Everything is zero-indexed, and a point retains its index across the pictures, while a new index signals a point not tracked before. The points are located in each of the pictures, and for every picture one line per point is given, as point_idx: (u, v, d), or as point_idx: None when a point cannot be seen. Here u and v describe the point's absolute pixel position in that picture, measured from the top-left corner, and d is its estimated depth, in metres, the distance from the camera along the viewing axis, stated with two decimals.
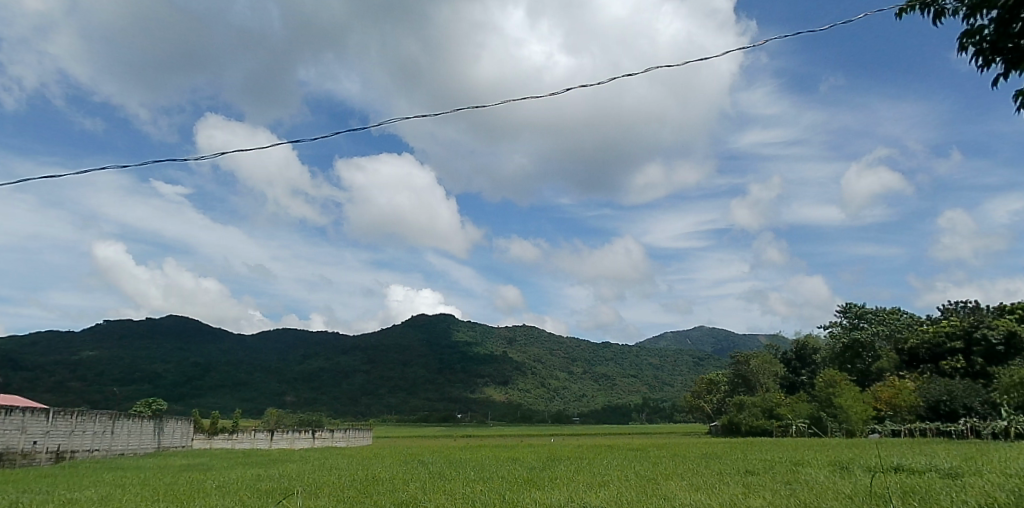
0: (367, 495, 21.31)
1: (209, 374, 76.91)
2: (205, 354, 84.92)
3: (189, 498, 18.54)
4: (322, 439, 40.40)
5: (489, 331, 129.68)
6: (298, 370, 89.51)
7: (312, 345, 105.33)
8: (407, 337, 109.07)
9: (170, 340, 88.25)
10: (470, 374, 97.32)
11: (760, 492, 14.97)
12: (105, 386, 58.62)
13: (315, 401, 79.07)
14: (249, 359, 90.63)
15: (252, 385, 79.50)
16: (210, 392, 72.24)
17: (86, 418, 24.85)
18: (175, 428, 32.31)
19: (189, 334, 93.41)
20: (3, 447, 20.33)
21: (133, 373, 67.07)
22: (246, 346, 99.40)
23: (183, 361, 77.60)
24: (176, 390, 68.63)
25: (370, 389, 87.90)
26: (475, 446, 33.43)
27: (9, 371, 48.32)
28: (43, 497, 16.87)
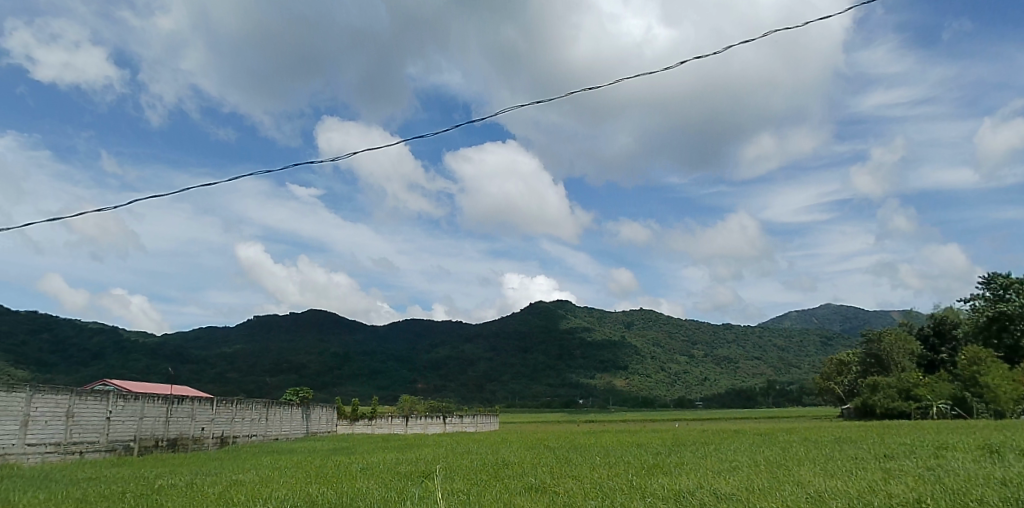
0: (498, 479, 21.91)
1: (347, 363, 81.82)
2: (342, 345, 90.42)
3: (337, 480, 19.96)
4: (452, 425, 41.93)
5: (605, 316, 129.24)
6: (426, 358, 93.38)
7: (438, 334, 109.47)
8: (526, 323, 110.51)
9: (311, 332, 94.63)
10: (590, 360, 97.34)
11: (902, 477, 13.97)
12: (258, 376, 63.74)
13: (443, 388, 82.44)
14: (381, 348, 95.53)
15: (385, 373, 83.60)
16: (349, 381, 76.87)
17: (245, 406, 27.07)
18: (321, 415, 34.55)
19: (328, 326, 99.89)
20: (177, 434, 23.02)
21: (282, 364, 72.72)
22: (379, 335, 104.84)
23: (325, 352, 83.05)
24: (320, 379, 73.74)
25: (494, 376, 90.41)
26: (599, 431, 33.48)
27: (180, 363, 53.63)
28: (213, 478, 18.63)
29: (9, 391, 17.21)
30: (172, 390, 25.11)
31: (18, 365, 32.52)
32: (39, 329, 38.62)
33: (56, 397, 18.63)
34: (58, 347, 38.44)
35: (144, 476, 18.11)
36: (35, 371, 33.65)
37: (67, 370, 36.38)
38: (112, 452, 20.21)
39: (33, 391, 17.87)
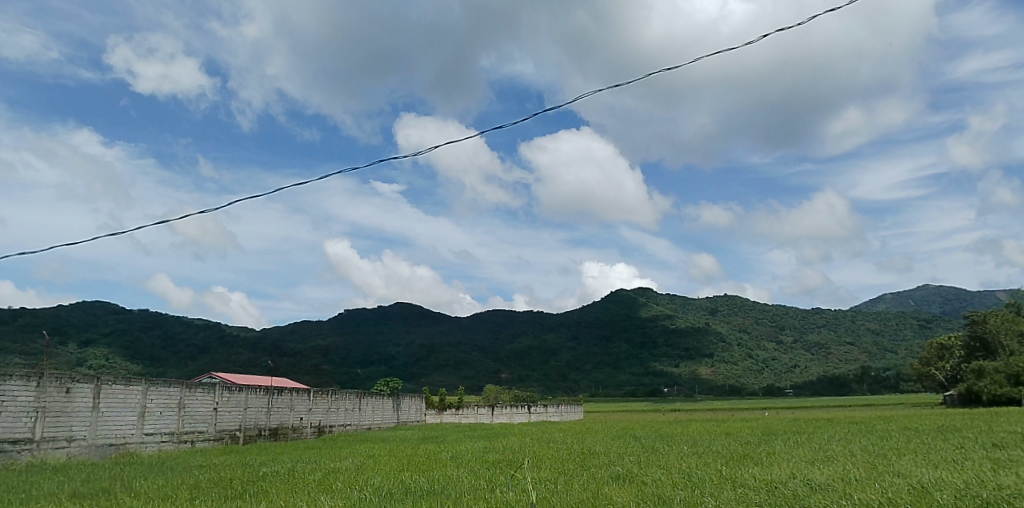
0: (585, 468, 21.89)
1: (433, 354, 83.80)
2: (427, 337, 92.67)
3: (429, 468, 20.51)
4: (537, 414, 42.19)
5: (688, 303, 126.70)
6: (509, 348, 94.41)
7: (520, 324, 110.26)
8: (606, 310, 109.58)
9: (396, 324, 97.44)
10: (673, 347, 95.72)
11: (1013, 468, 13.01)
12: (350, 368, 66.25)
13: (526, 378, 83.14)
14: (465, 338, 97.26)
15: (470, 363, 84.90)
16: (436, 371, 78.59)
17: (340, 397, 28.15)
18: (411, 405, 35.54)
19: (413, 318, 102.58)
20: (279, 423, 24.24)
21: (371, 356, 75.26)
22: (462, 326, 106.62)
23: (411, 344, 85.33)
24: (408, 370, 75.91)
25: (577, 365, 90.40)
26: (686, 420, 32.82)
27: (279, 356, 56.37)
28: (312, 465, 19.48)
29: (126, 383, 18.96)
30: (271, 382, 26.33)
31: (135, 360, 35.02)
32: (151, 326, 41.46)
33: (168, 390, 20.16)
34: (169, 342, 41.09)
35: (249, 464, 19.11)
36: (149, 366, 36.09)
37: (177, 364, 38.82)
38: (219, 441, 21.55)
39: (147, 384, 19.51)
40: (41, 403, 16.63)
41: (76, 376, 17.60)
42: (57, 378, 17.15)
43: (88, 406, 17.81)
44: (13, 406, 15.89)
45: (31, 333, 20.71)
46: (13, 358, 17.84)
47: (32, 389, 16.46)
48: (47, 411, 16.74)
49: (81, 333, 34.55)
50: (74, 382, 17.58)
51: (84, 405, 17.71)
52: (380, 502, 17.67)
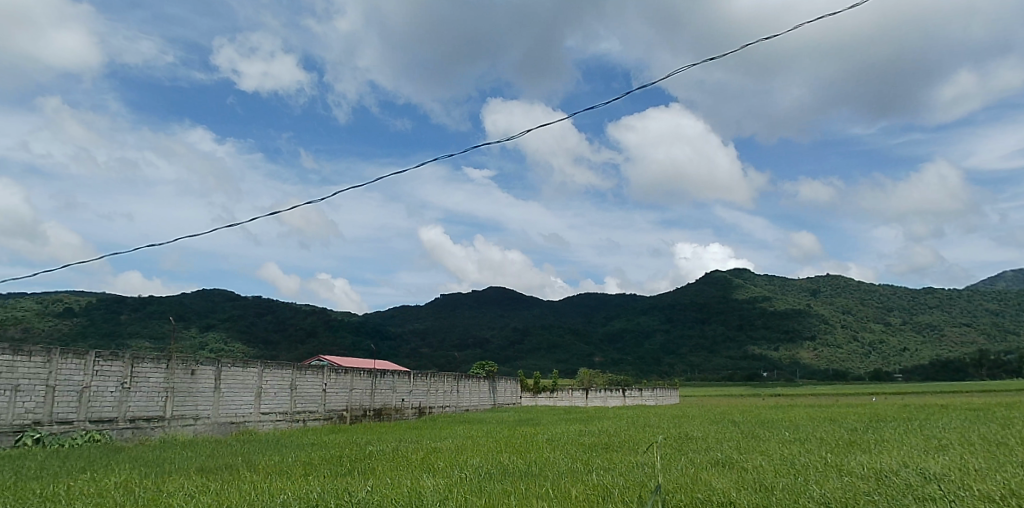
0: (682, 453, 21.52)
1: (528, 337, 84.65)
2: (521, 320, 93.74)
3: (526, 450, 20.81)
4: (632, 398, 41.86)
5: (787, 284, 121.72)
6: (601, 332, 93.99)
7: (612, 308, 109.50)
8: (700, 292, 106.94)
9: (489, 309, 99.08)
10: (772, 330, 92.35)
11: None
12: (448, 351, 68.03)
13: (620, 362, 82.49)
14: (557, 322, 97.61)
15: (563, 347, 85.03)
16: (530, 354, 79.27)
17: (438, 379, 28.91)
18: (506, 387, 36.04)
19: (505, 303, 103.99)
20: (382, 405, 25.22)
21: (467, 340, 76.96)
22: (554, 310, 107.01)
23: (505, 328, 86.55)
24: (502, 353, 77.12)
25: (672, 348, 88.88)
26: (787, 406, 31.62)
27: (381, 340, 58.59)
28: (414, 445, 20.15)
29: (243, 365, 20.25)
30: (374, 365, 27.37)
31: (251, 344, 37.31)
32: (263, 311, 43.89)
33: (281, 372, 21.36)
34: (281, 327, 43.52)
35: (356, 442, 19.94)
36: (264, 349, 38.39)
37: (289, 347, 41.08)
38: (328, 420, 22.65)
39: (262, 365, 20.75)
40: (170, 383, 18.30)
41: (200, 359, 19.09)
42: (183, 361, 18.70)
43: (211, 386, 19.25)
44: (145, 385, 17.76)
45: (159, 319, 22.45)
46: (145, 343, 19.51)
47: (163, 371, 18.17)
48: (176, 391, 18.36)
49: (202, 319, 37.22)
50: (198, 364, 19.05)
51: (207, 386, 19.17)
52: (480, 482, 18.09)
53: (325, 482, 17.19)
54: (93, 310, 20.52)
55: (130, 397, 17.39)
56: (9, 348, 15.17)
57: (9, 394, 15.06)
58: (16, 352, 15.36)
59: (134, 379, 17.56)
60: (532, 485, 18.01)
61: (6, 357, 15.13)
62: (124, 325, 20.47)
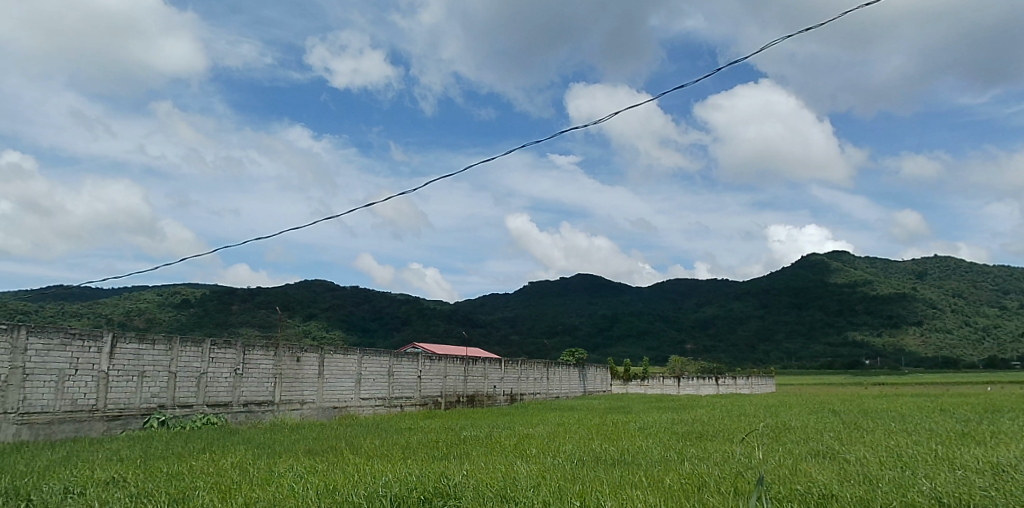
0: (780, 443, 20.81)
1: (616, 324, 84.12)
2: (610, 307, 93.20)
3: (618, 438, 20.71)
4: (725, 387, 40.80)
5: (890, 267, 114.90)
6: (692, 319, 92.04)
7: (704, 293, 106.90)
8: (795, 276, 102.67)
9: (576, 296, 99.15)
10: (875, 315, 87.60)
11: None
12: (537, 339, 68.65)
13: (714, 348, 80.38)
14: (647, 308, 96.36)
15: (653, 333, 83.99)
16: (620, 342, 78.78)
17: (528, 366, 29.12)
18: (596, 375, 35.95)
19: (593, 289, 103.66)
20: (475, 391, 25.72)
21: (557, 328, 77.41)
22: (642, 296, 105.73)
23: (594, 316, 86.32)
24: (592, 340, 77.12)
25: (767, 335, 85.97)
26: (892, 395, 29.99)
27: (472, 327, 59.76)
28: (507, 431, 20.44)
29: (344, 352, 21.07)
30: (465, 351, 27.90)
31: (350, 332, 38.96)
32: (361, 301, 45.54)
33: (379, 359, 22.12)
34: (377, 315, 45.12)
35: (451, 427, 20.43)
36: (362, 336, 39.97)
37: (385, 335, 42.55)
38: (424, 405, 23.32)
39: (361, 353, 21.53)
40: (278, 369, 19.33)
41: (304, 346, 20.03)
42: (290, 348, 19.68)
43: (314, 372, 20.19)
44: (257, 370, 18.84)
45: (266, 309, 23.69)
46: (254, 331, 20.69)
47: (271, 358, 19.19)
48: (283, 376, 19.38)
49: (305, 308, 39.18)
50: (303, 351, 19.99)
51: (311, 372, 20.11)
52: (573, 469, 18.12)
53: (423, 466, 17.71)
54: (207, 301, 21.91)
55: (243, 383, 18.52)
56: (134, 337, 16.52)
57: (136, 380, 16.49)
58: (141, 340, 16.70)
59: (246, 366, 18.67)
60: (625, 473, 17.90)
61: (133, 345, 16.51)
62: (235, 314, 21.76)
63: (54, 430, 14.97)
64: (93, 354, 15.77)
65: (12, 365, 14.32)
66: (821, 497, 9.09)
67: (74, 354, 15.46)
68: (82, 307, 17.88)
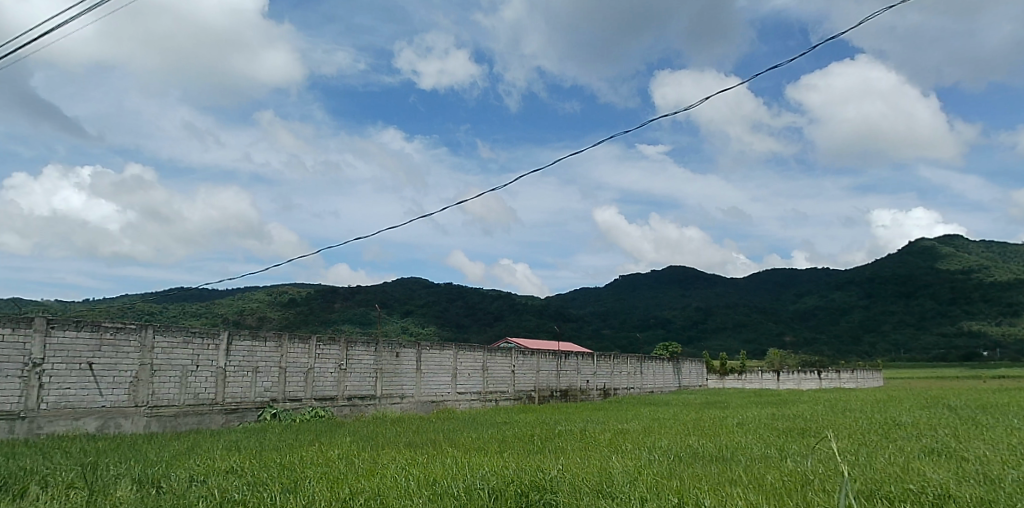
0: (890, 440, 19.66)
1: (711, 317, 82.20)
2: (705, 300, 91.38)
3: (715, 434, 20.20)
4: (829, 381, 38.94)
5: (1011, 251, 106.03)
6: (792, 310, 88.55)
7: (802, 284, 102.58)
8: (902, 264, 96.69)
9: (670, 290, 97.92)
10: (994, 304, 81.19)
11: None
12: (629, 332, 68.09)
13: (815, 340, 76.93)
14: (741, 300, 93.55)
15: (751, 326, 81.44)
16: (716, 334, 76.86)
17: (621, 361, 28.90)
18: (691, 369, 35.23)
19: (688, 282, 102.06)
20: (568, 386, 25.77)
21: (650, 322, 76.67)
22: (737, 288, 102.77)
23: (687, 309, 84.79)
24: (686, 333, 75.86)
25: (872, 326, 81.46)
26: (1016, 389, 27.67)
27: (563, 322, 59.95)
28: (601, 426, 20.35)
29: (440, 348, 21.56)
30: (558, 347, 27.98)
31: (445, 328, 39.98)
32: (455, 298, 46.65)
33: (474, 354, 22.51)
34: (470, 311, 46.06)
35: (545, 422, 20.54)
36: (457, 331, 40.90)
37: (479, 330, 43.34)
38: (518, 400, 23.58)
39: (456, 348, 21.97)
40: (379, 364, 20.01)
41: (402, 342, 20.63)
42: (389, 344, 20.34)
43: (413, 367, 20.77)
44: (359, 366, 19.59)
45: (366, 307, 24.60)
46: (355, 328, 21.50)
47: (372, 353, 19.87)
48: (384, 371, 20.06)
49: (402, 305, 40.63)
50: (401, 347, 20.60)
51: (410, 367, 20.70)
52: (670, 465, 17.79)
53: (519, 460, 17.87)
54: (312, 299, 22.96)
55: (346, 378, 19.28)
56: (248, 334, 17.53)
57: (251, 375, 17.51)
58: (254, 337, 17.69)
59: (349, 361, 19.42)
60: (724, 470, 17.41)
61: (247, 342, 17.52)
62: (337, 311, 22.74)
63: (180, 422, 16.12)
64: (212, 350, 16.85)
65: (141, 362, 15.53)
66: (937, 498, 8.52)
67: (195, 351, 16.57)
68: (200, 307, 19.17)
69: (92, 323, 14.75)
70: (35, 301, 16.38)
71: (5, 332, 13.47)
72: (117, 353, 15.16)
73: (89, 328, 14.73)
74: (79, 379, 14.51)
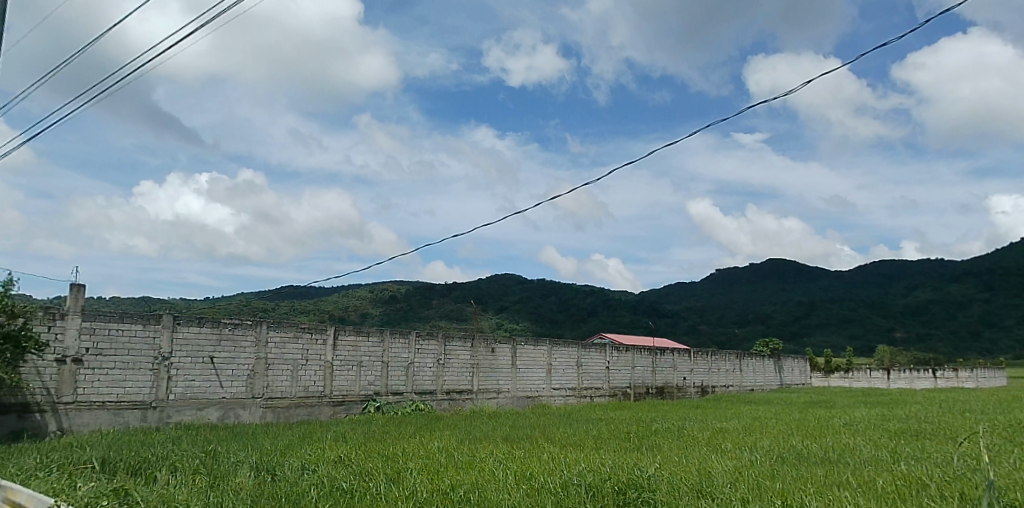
0: (1017, 444, 18.19)
1: (814, 312, 78.83)
2: (808, 294, 87.75)
3: (821, 434, 19.36)
4: (946, 380, 36.48)
5: None
6: (902, 304, 83.30)
7: (913, 277, 96.37)
8: None
9: (772, 284, 94.88)
10: None
11: None
12: (727, 328, 66.35)
13: (929, 336, 72.08)
14: (846, 294, 89.04)
15: (857, 322, 77.43)
16: (819, 330, 73.54)
17: (719, 357, 28.20)
18: (794, 366, 33.98)
19: (790, 276, 98.34)
20: (664, 383, 25.43)
21: (748, 318, 74.41)
22: (842, 282, 97.85)
23: (791, 304, 81.95)
24: (788, 329, 73.16)
25: (994, 321, 75.39)
26: None
27: (658, 317, 59.18)
28: (699, 424, 19.91)
29: (535, 343, 21.73)
30: (654, 343, 27.66)
31: (541, 324, 40.38)
32: (548, 293, 47.00)
33: (568, 350, 22.56)
34: (565, 307, 46.24)
35: (642, 419, 20.30)
36: (552, 327, 41.19)
37: (573, 325, 43.46)
38: (614, 397, 23.49)
39: (551, 344, 22.08)
40: (475, 360, 20.39)
41: (498, 338, 20.91)
42: (484, 339, 20.67)
43: (508, 363, 21.03)
44: (457, 361, 20.03)
45: (462, 303, 25.14)
46: (451, 324, 21.98)
47: (468, 349, 20.26)
48: (480, 366, 20.43)
49: (497, 301, 41.39)
50: (497, 343, 20.89)
51: (505, 363, 20.97)
52: (772, 466, 17.20)
53: (615, 457, 17.76)
54: (411, 296, 23.64)
55: (445, 372, 19.76)
56: (352, 330, 18.23)
57: (356, 369, 18.23)
58: (358, 333, 18.38)
59: (447, 357, 19.88)
60: (831, 473, 16.66)
61: (351, 338, 18.23)
62: (435, 308, 23.33)
63: (292, 413, 17.01)
64: (320, 345, 17.65)
65: (257, 357, 16.47)
66: None
67: (305, 347, 17.41)
68: (308, 304, 20.20)
69: (214, 319, 15.78)
70: (163, 299, 17.68)
71: (137, 328, 14.59)
72: (236, 347, 16.16)
73: (210, 324, 15.73)
74: (202, 372, 15.56)
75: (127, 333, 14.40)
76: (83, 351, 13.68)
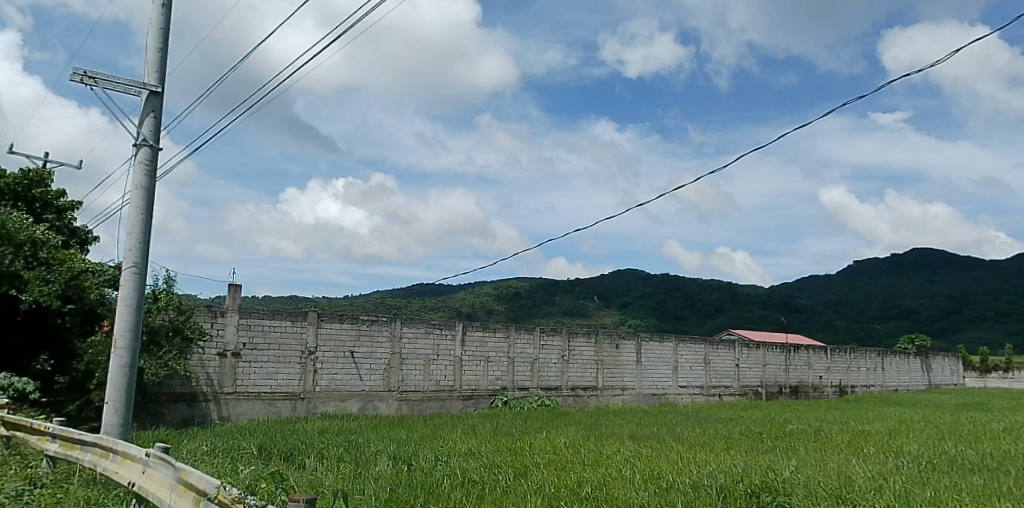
0: None
1: (967, 306, 72.49)
2: (959, 286, 80.50)
3: (977, 440, 17.81)
4: None
5: None
6: None
7: None
8: None
9: (918, 275, 88.16)
10: None
11: None
12: (867, 324, 62.33)
13: None
14: (1006, 285, 80.86)
15: (1019, 316, 70.03)
16: (972, 325, 67.27)
17: (859, 355, 26.62)
18: (944, 366, 31.48)
19: (938, 267, 90.74)
20: (799, 382, 24.37)
21: (890, 314, 69.60)
22: (1002, 272, 88.80)
23: (939, 297, 75.90)
24: (937, 324, 67.79)
25: None
26: None
27: (790, 313, 56.61)
28: (838, 427, 18.86)
29: (660, 339, 21.43)
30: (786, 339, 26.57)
31: (668, 321, 39.74)
32: (673, 289, 46.13)
33: (695, 347, 22.07)
34: (691, 302, 45.23)
35: (776, 420, 19.50)
36: (679, 324, 40.40)
37: (700, 321, 42.43)
38: (744, 396, 22.79)
39: (676, 340, 21.69)
40: (600, 356, 20.38)
41: (622, 334, 20.80)
42: (608, 335, 20.63)
43: (633, 360, 20.87)
44: (581, 357, 20.12)
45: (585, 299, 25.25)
46: (574, 320, 22.10)
47: (592, 345, 20.29)
48: (605, 363, 20.40)
49: (622, 298, 41.24)
50: (621, 338, 20.77)
51: (630, 360, 20.83)
52: (922, 473, 16.01)
53: (748, 458, 17.18)
54: (534, 293, 24.01)
55: (569, 368, 19.91)
56: (479, 326, 18.73)
57: (484, 364, 18.73)
58: (485, 328, 18.86)
59: (571, 353, 20.01)
60: (990, 482, 15.28)
61: (479, 333, 18.74)
62: (558, 304, 23.52)
63: (425, 406, 17.75)
64: (450, 341, 18.26)
65: (392, 352, 17.29)
66: None
67: (436, 342, 18.06)
68: (436, 301, 21.00)
69: (352, 316, 16.72)
70: (307, 297, 18.96)
71: (286, 324, 15.71)
72: (374, 342, 17.02)
73: (350, 321, 16.67)
74: (344, 366, 16.53)
75: (277, 329, 15.55)
76: (240, 345, 14.95)
